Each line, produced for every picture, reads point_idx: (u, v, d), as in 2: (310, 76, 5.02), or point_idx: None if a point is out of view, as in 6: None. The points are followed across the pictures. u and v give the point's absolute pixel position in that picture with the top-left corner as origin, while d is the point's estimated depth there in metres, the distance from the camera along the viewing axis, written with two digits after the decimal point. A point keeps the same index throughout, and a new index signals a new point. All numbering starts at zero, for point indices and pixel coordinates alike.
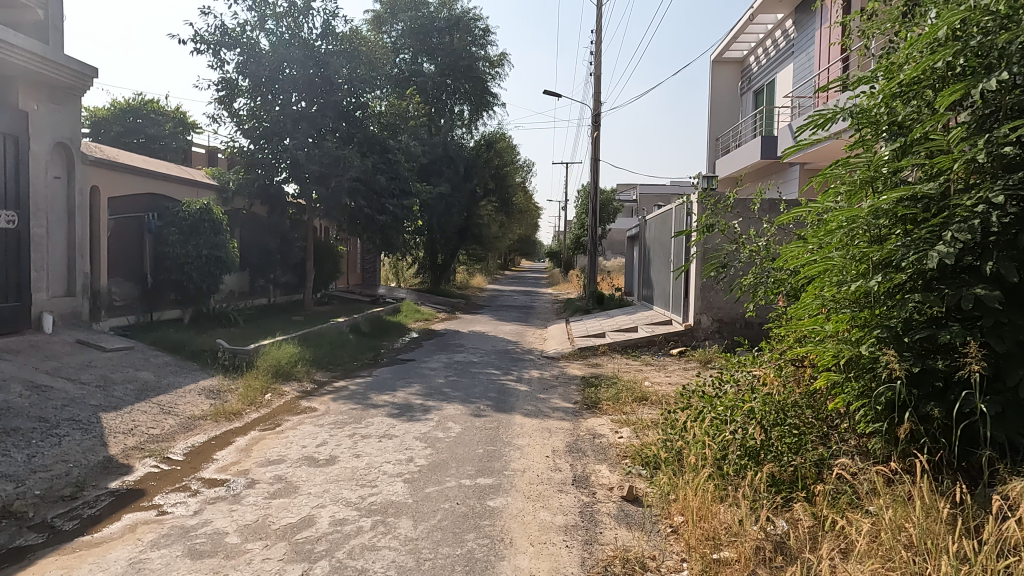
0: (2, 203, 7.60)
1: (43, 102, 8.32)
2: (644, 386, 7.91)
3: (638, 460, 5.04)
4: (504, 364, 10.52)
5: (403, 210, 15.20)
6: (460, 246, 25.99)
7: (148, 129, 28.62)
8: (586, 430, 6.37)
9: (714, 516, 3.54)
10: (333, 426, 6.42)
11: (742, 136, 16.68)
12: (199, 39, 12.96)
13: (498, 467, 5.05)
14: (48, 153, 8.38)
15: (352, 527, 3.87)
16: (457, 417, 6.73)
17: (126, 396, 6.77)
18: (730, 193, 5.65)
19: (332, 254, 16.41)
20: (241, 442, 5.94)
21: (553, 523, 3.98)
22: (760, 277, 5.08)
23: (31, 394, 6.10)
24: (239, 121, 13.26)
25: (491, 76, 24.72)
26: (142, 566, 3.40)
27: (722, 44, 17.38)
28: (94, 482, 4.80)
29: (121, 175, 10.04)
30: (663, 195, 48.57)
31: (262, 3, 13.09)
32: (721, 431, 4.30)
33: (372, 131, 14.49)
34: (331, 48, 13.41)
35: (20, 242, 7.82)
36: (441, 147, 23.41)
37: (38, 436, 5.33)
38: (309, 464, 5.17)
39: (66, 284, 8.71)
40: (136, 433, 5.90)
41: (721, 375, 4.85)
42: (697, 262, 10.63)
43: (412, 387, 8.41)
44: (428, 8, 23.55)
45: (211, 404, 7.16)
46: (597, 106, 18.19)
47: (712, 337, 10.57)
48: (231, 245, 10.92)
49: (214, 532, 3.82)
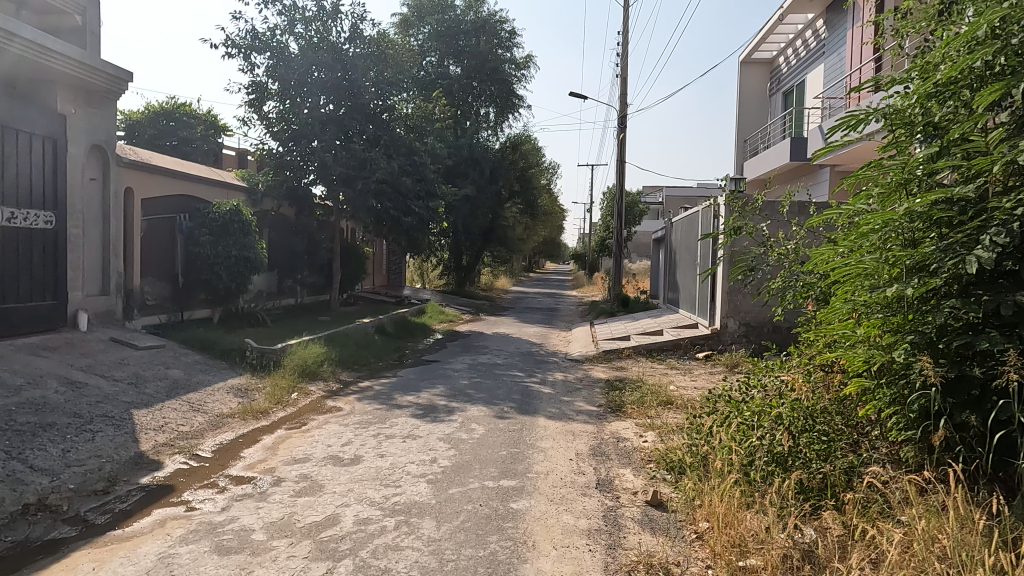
0: (40, 204, 7.78)
1: (80, 106, 8.50)
2: (669, 391, 7.83)
3: (663, 464, 4.99)
4: (528, 366, 10.51)
5: (429, 212, 15.28)
6: (485, 247, 26.00)
7: (181, 132, 29.17)
8: (610, 433, 6.32)
9: (740, 523, 3.49)
10: (358, 426, 6.47)
11: (771, 138, 16.47)
12: (230, 44, 13.21)
13: (521, 469, 5.04)
14: (85, 156, 8.58)
15: (375, 526, 3.89)
16: (481, 418, 6.72)
17: (157, 393, 6.91)
18: (759, 195, 5.52)
19: (358, 255, 16.54)
20: (268, 440, 6.02)
21: (577, 527, 3.96)
22: (788, 280, 5.00)
23: (66, 389, 6.26)
24: (269, 124, 13.47)
25: (517, 79, 24.77)
26: (171, 561, 3.45)
27: (751, 45, 17.17)
28: (125, 477, 4.91)
29: (155, 177, 10.25)
30: (690, 199, 48.11)
31: (292, 8, 13.32)
32: (748, 437, 4.23)
33: (399, 134, 14.56)
34: (359, 51, 13.57)
35: (57, 243, 8.01)
36: (467, 149, 23.49)
37: (72, 431, 5.46)
38: (335, 463, 5.22)
39: (101, 283, 8.92)
40: (166, 430, 6.02)
41: (748, 380, 4.78)
42: (723, 265, 10.54)
43: (436, 387, 8.45)
44: (455, 11, 23.69)
45: (239, 402, 7.29)
46: (622, 108, 18.11)
47: (738, 341, 10.45)
48: (260, 245, 11.10)
49: (241, 529, 3.87)
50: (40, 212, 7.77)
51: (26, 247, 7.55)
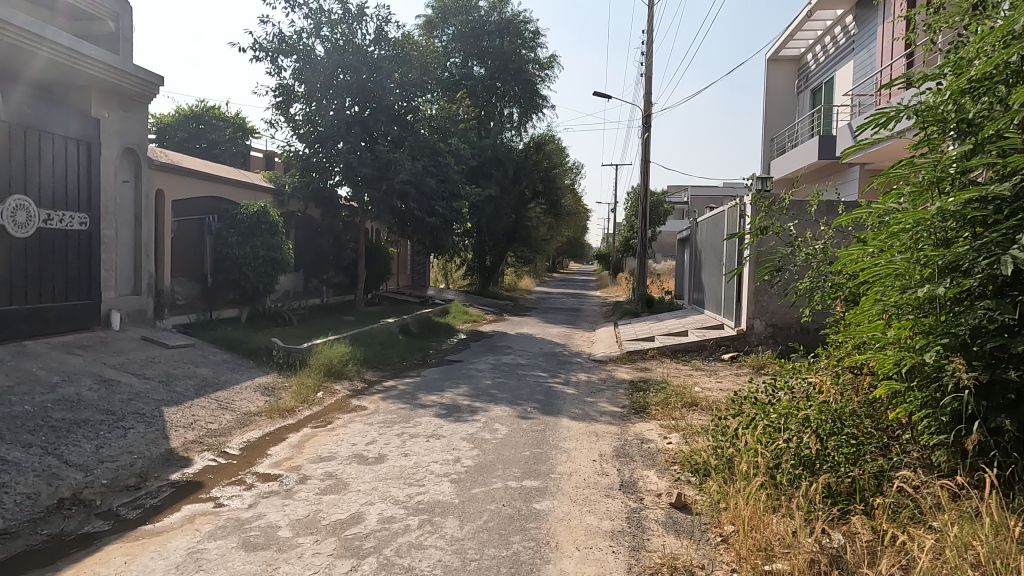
0: (75, 206, 7.96)
1: (114, 110, 8.69)
2: (693, 392, 7.76)
3: (687, 467, 4.94)
4: (551, 367, 10.50)
5: (453, 212, 15.34)
6: (509, 248, 26.03)
7: (209, 135, 29.70)
8: (634, 434, 6.28)
9: (766, 526, 3.45)
10: (382, 425, 6.53)
11: (799, 137, 16.23)
12: (258, 47, 13.41)
13: (544, 469, 5.04)
14: (118, 158, 8.78)
15: (399, 525, 3.92)
16: (504, 419, 6.73)
17: (187, 391, 7.04)
18: (786, 195, 5.44)
19: (383, 255, 16.67)
20: (294, 438, 6.09)
21: (600, 528, 3.94)
22: (816, 281, 4.93)
23: (99, 387, 6.41)
24: (295, 126, 13.65)
25: (540, 79, 24.78)
26: (199, 556, 3.51)
27: (778, 42, 16.94)
28: (156, 473, 5.01)
29: (186, 179, 10.44)
30: (716, 198, 47.61)
31: (318, 12, 13.49)
32: (774, 439, 4.17)
33: (424, 134, 14.64)
34: (383, 53, 13.68)
35: (91, 244, 8.20)
36: (491, 150, 23.52)
37: (105, 428, 5.59)
38: (360, 461, 5.26)
39: (133, 282, 9.12)
40: (195, 428, 6.13)
41: (775, 381, 4.71)
42: (750, 266, 10.42)
43: (459, 387, 8.48)
44: (478, 12, 23.78)
45: (266, 400, 7.40)
46: (647, 107, 18.00)
47: (765, 342, 10.32)
48: (287, 246, 11.25)
49: (267, 526, 3.92)
50: (75, 213, 7.96)
51: (62, 248, 7.74)
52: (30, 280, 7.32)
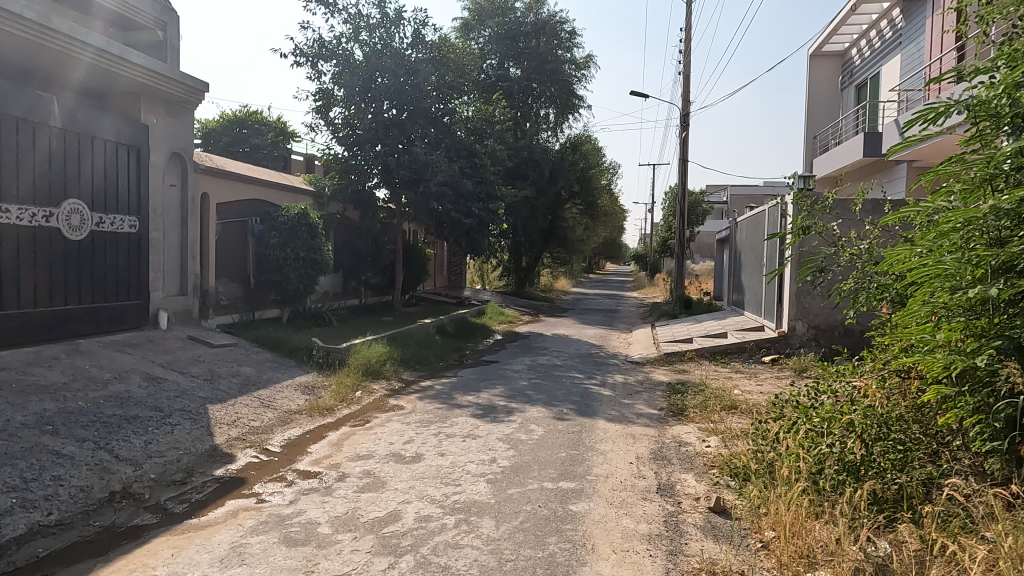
0: (126, 209, 8.23)
1: (161, 116, 8.96)
2: (733, 395, 7.63)
3: (727, 471, 4.85)
4: (588, 368, 10.45)
5: (489, 213, 15.40)
6: (545, 248, 26.01)
7: (252, 139, 30.40)
8: (671, 437, 6.21)
9: (808, 533, 3.39)
10: (419, 424, 6.59)
11: (843, 134, 15.83)
12: (299, 53, 13.67)
13: (580, 471, 5.02)
14: (165, 163, 9.05)
15: (436, 524, 3.95)
16: (540, 420, 6.72)
17: (230, 389, 7.22)
18: (829, 194, 5.31)
19: (420, 256, 16.83)
20: (333, 437, 6.20)
21: (637, 531, 3.90)
22: (861, 282, 4.80)
23: (147, 384, 6.62)
24: (335, 129, 13.89)
25: (577, 79, 24.71)
26: (242, 550, 3.60)
27: (822, 37, 16.54)
28: (201, 469, 5.15)
29: (230, 182, 10.70)
30: (756, 198, 46.73)
31: (357, 16, 13.69)
32: (816, 444, 4.07)
33: (460, 136, 14.72)
34: (421, 56, 13.81)
35: (141, 246, 8.46)
36: (527, 151, 23.49)
37: (153, 424, 5.77)
38: (397, 460, 5.32)
39: (180, 283, 9.40)
40: (239, 425, 6.28)
41: (817, 385, 4.60)
42: (791, 266, 10.20)
43: (496, 388, 8.50)
44: (515, 13, 23.84)
45: (306, 399, 7.54)
46: (685, 106, 17.77)
47: (807, 345, 10.09)
48: (327, 247, 11.45)
49: (307, 522, 4.00)
50: (126, 217, 8.21)
51: (113, 250, 8.00)
52: (85, 281, 7.57)
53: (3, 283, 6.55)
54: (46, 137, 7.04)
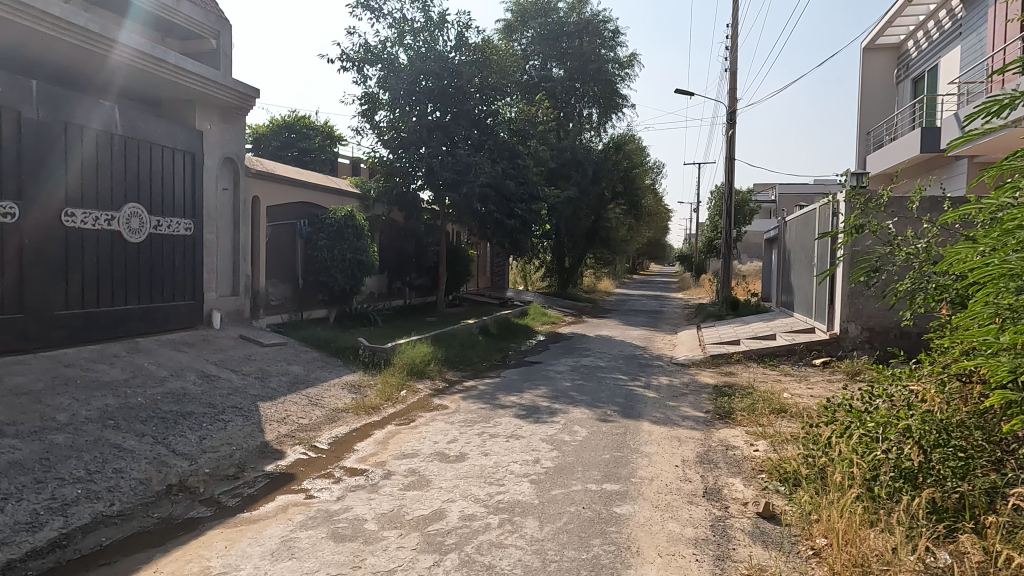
0: (182, 212, 8.52)
1: (215, 122, 9.25)
2: (782, 398, 7.44)
3: (776, 476, 4.73)
4: (631, 369, 10.35)
5: (532, 214, 15.41)
6: (588, 249, 25.88)
7: (300, 143, 31.10)
8: (718, 441, 6.10)
9: (862, 541, 3.28)
10: (463, 424, 6.64)
11: (898, 129, 15.30)
12: (345, 58, 13.95)
13: (624, 473, 4.97)
14: (218, 167, 9.34)
15: (480, 523, 3.97)
16: (583, 421, 6.69)
17: (280, 387, 7.41)
18: (884, 191, 5.13)
19: (463, 258, 16.95)
20: (379, 435, 6.29)
21: (683, 535, 3.85)
22: (918, 282, 4.63)
23: (202, 381, 6.85)
24: (380, 133, 14.12)
25: (620, 78, 24.55)
26: (292, 544, 3.69)
27: (875, 30, 16.03)
28: (252, 464, 5.31)
29: (280, 186, 10.97)
30: (806, 197, 45.52)
31: (401, 21, 13.90)
32: (871, 449, 3.94)
33: (503, 137, 14.78)
34: (464, 59, 13.92)
35: (195, 248, 8.76)
36: (570, 152, 23.11)
37: (207, 420, 5.96)
38: (442, 459, 5.37)
39: (232, 284, 9.69)
40: (288, 422, 6.44)
41: (872, 389, 4.44)
42: (844, 266, 9.91)
43: (539, 389, 8.49)
44: (557, 14, 23.82)
45: (352, 398, 7.68)
46: (732, 104, 17.45)
47: (861, 348, 9.79)
48: (372, 249, 11.64)
49: (354, 518, 4.07)
50: (181, 220, 8.51)
51: (170, 252, 8.29)
52: (143, 283, 7.85)
53: (69, 284, 6.84)
54: (108, 143, 7.34)
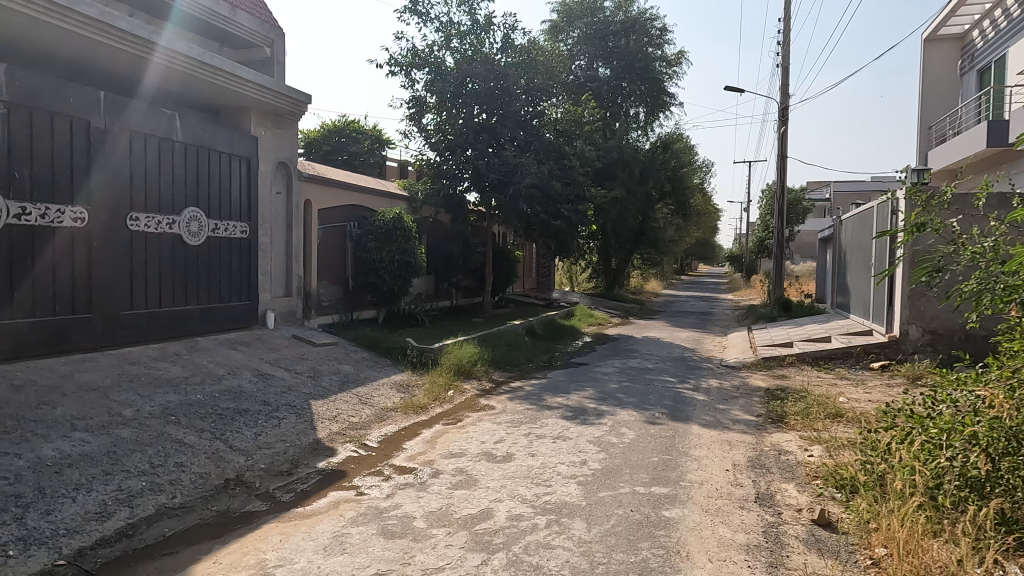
0: (238, 215, 8.80)
1: (270, 128, 9.52)
2: (838, 403, 7.21)
3: (832, 482, 4.59)
4: (680, 372, 10.20)
5: (578, 215, 15.34)
6: (635, 249, 25.62)
7: (350, 147, 31.75)
8: (770, 445, 5.96)
9: (925, 552, 3.17)
10: (510, 424, 6.66)
11: (962, 123, 14.66)
12: (393, 62, 14.17)
13: (673, 477, 4.91)
14: (272, 172, 9.62)
15: (527, 523, 3.98)
16: (631, 423, 6.64)
17: (331, 386, 7.59)
18: (947, 187, 4.91)
19: (510, 259, 17.00)
20: (427, 434, 6.37)
21: (734, 540, 3.77)
22: (985, 283, 4.41)
23: (257, 379, 7.07)
24: (428, 135, 14.29)
25: (668, 76, 24.24)
26: (344, 539, 3.77)
27: (938, 20, 15.39)
28: (305, 461, 5.45)
29: (331, 190, 11.21)
30: (863, 194, 43.98)
31: (448, 24, 14.04)
32: (934, 457, 3.79)
33: (549, 138, 14.77)
34: (510, 60, 13.97)
35: (251, 250, 9.04)
36: (616, 151, 22.75)
37: (263, 417, 6.14)
38: (489, 459, 5.40)
39: (285, 286, 9.96)
40: (339, 420, 6.59)
41: (934, 394, 4.26)
42: (904, 267, 9.55)
43: (585, 390, 8.46)
44: (604, 13, 23.65)
45: (400, 397, 7.80)
46: (784, 100, 17.02)
47: (922, 351, 9.42)
48: (420, 250, 11.80)
49: (404, 515, 4.14)
50: (237, 223, 8.79)
51: (227, 254, 8.58)
52: (202, 285, 8.14)
53: (133, 286, 7.14)
54: (169, 151, 7.64)
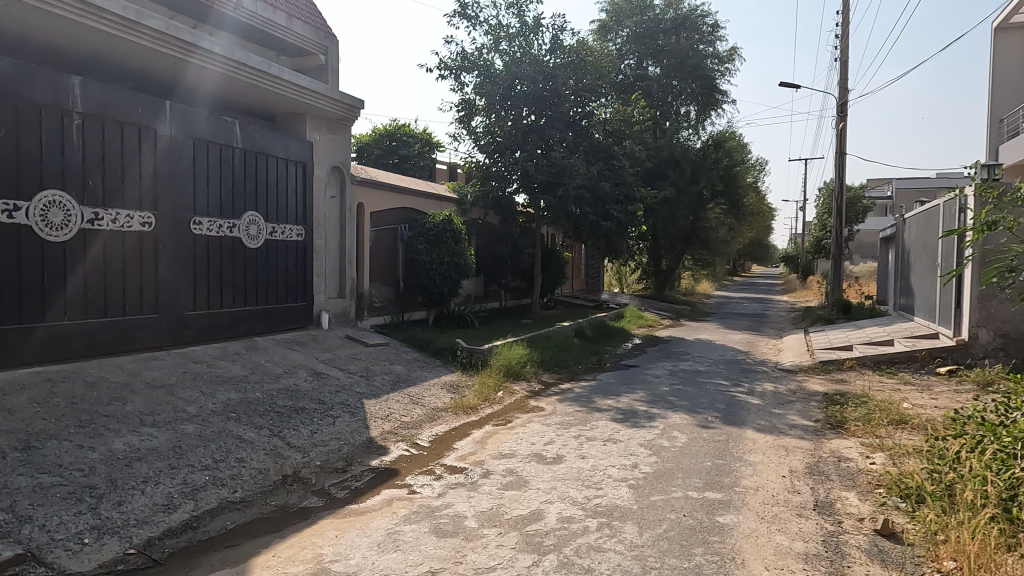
0: (294, 219, 9.05)
1: (324, 133, 9.77)
2: (902, 408, 6.93)
3: (896, 491, 4.41)
4: (733, 375, 9.98)
5: (628, 216, 15.18)
6: (686, 250, 25.19)
7: (401, 151, 32.24)
8: (829, 451, 5.77)
9: (999, 567, 3.03)
10: (560, 426, 6.64)
11: None
12: (443, 66, 14.34)
13: (727, 482, 4.81)
14: (326, 176, 9.86)
15: (578, 525, 3.96)
16: (683, 426, 6.53)
17: (383, 386, 7.73)
18: (1021, 183, 4.63)
19: (558, 260, 16.96)
20: (478, 434, 6.42)
21: (792, 549, 3.67)
22: None
23: (313, 378, 7.26)
24: (476, 138, 14.39)
25: (720, 74, 23.79)
26: (397, 537, 3.84)
27: (1009, 8, 14.63)
28: (359, 459, 5.57)
29: (383, 193, 11.41)
30: (927, 192, 42.13)
31: (497, 27, 14.12)
32: (1009, 468, 3.61)
33: (598, 139, 14.67)
34: (559, 61, 13.95)
35: (306, 252, 9.29)
36: (666, 151, 22.52)
37: (318, 415, 6.30)
38: (539, 461, 5.40)
39: (339, 287, 10.19)
40: (391, 419, 6.70)
41: (1008, 401, 4.06)
42: (973, 267, 9.17)
43: (636, 393, 8.37)
44: (653, 11, 23.33)
45: (451, 398, 7.89)
46: (842, 95, 16.47)
47: (994, 355, 9.01)
48: (470, 252, 11.88)
49: (455, 515, 4.18)
50: (293, 226, 9.05)
51: (283, 257, 8.84)
52: (261, 286, 8.40)
53: (197, 288, 7.42)
54: (230, 157, 7.91)
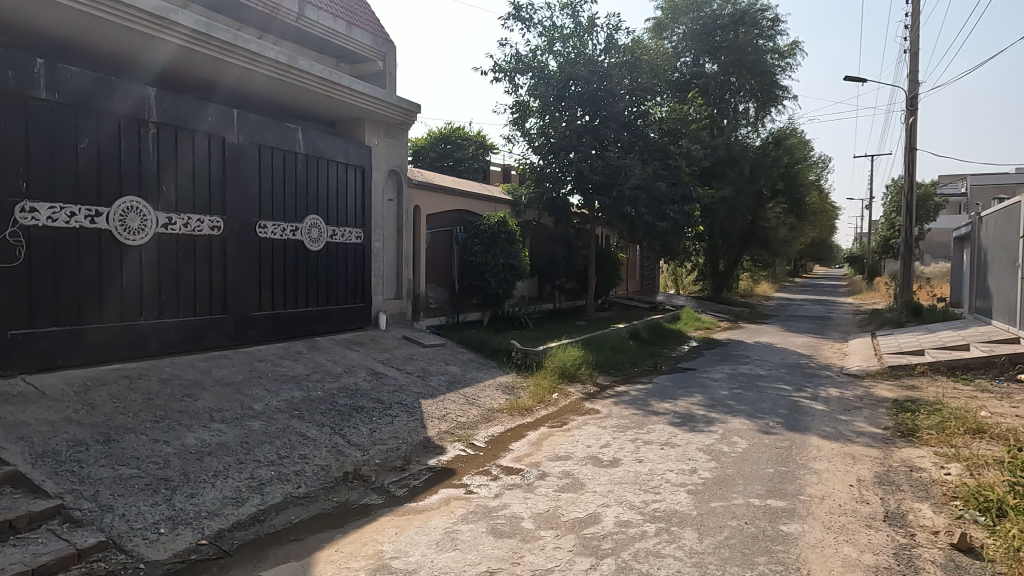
0: (353, 222, 9.27)
1: (382, 138, 9.96)
2: (979, 417, 6.59)
3: (975, 504, 4.19)
4: (796, 379, 9.68)
5: (684, 216, 14.92)
6: (745, 251, 24.58)
7: (456, 154, 32.62)
8: (899, 460, 5.54)
9: None
10: (616, 429, 6.59)
11: None
12: (498, 69, 14.43)
13: (791, 489, 4.67)
14: (384, 180, 10.05)
15: (636, 530, 3.92)
16: (743, 432, 6.38)
17: (440, 386, 7.84)
18: None
19: (613, 262, 16.82)
20: (533, 436, 6.44)
21: (861, 561, 3.53)
22: None
23: (372, 378, 7.42)
24: (531, 139, 14.42)
25: (781, 69, 23.15)
26: (455, 536, 3.88)
27: None
28: (416, 458, 5.66)
29: (439, 195, 11.55)
30: (1005, 188, 39.86)
31: (551, 28, 14.14)
32: None
33: (653, 138, 14.48)
34: (614, 60, 13.84)
35: (365, 255, 9.50)
36: (724, 149, 22.05)
37: (377, 414, 6.44)
38: (595, 464, 5.37)
39: (396, 288, 10.37)
40: (448, 419, 6.78)
41: None
42: None
43: (694, 396, 8.22)
44: (710, 7, 22.84)
45: (506, 399, 7.93)
46: (912, 89, 15.78)
47: None
48: (524, 253, 11.91)
49: (512, 516, 4.20)
50: (353, 229, 9.26)
51: (343, 259, 9.06)
52: (321, 288, 8.63)
53: (261, 290, 7.69)
54: (293, 162, 8.16)
